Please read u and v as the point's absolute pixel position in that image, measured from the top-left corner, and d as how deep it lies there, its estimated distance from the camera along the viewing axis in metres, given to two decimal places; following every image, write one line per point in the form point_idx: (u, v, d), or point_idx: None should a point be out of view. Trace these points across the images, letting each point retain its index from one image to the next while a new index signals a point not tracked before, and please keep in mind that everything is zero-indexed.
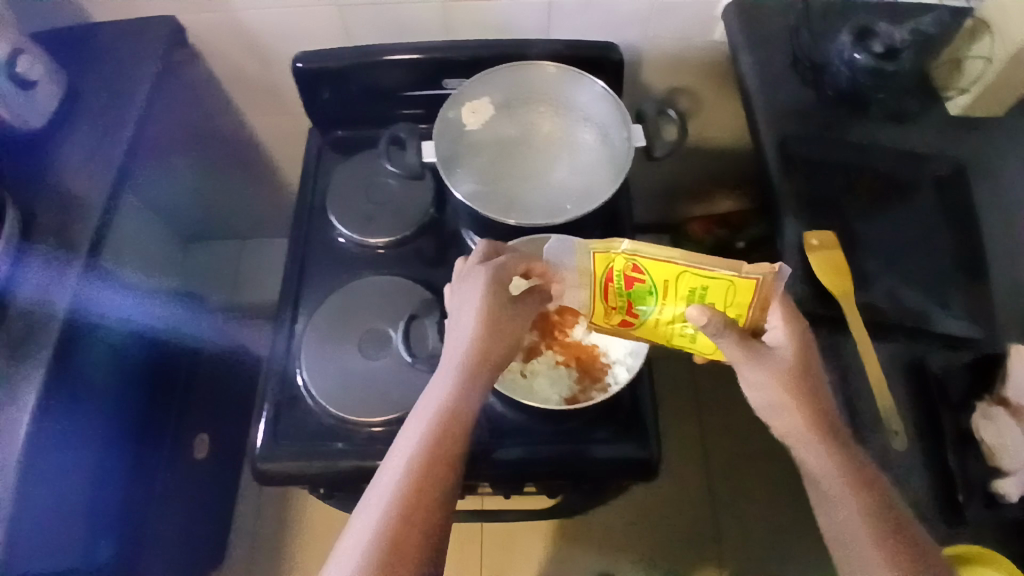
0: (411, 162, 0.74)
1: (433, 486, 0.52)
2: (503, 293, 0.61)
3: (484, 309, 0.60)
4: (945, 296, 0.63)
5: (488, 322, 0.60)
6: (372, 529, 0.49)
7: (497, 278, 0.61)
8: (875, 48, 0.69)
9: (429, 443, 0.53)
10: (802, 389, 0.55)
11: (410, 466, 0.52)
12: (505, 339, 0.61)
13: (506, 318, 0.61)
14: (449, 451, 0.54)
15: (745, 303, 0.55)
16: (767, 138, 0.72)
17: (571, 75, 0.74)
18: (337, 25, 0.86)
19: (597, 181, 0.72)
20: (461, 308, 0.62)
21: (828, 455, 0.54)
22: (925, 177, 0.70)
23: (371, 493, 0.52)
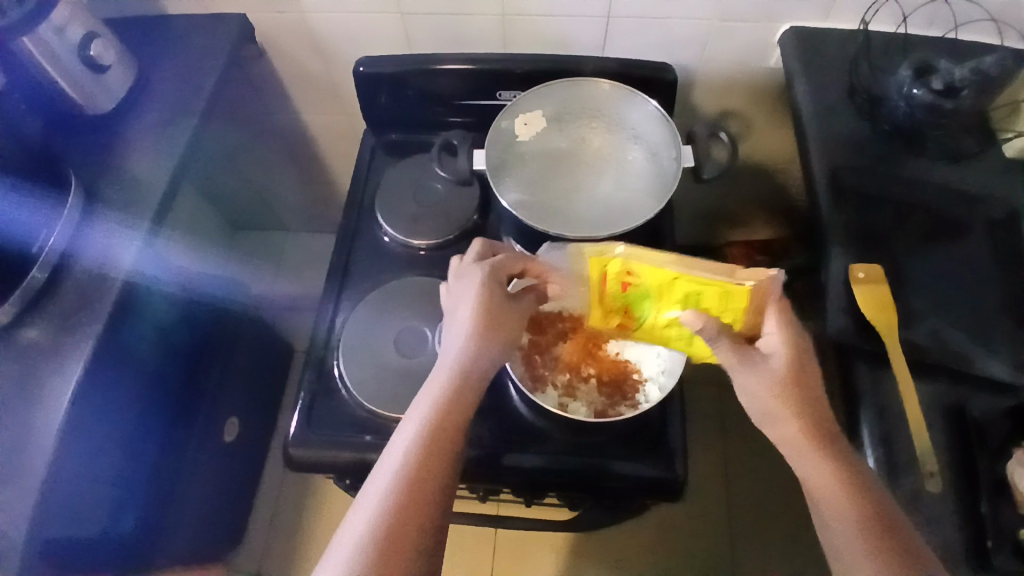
0: (461, 167, 0.77)
1: (432, 482, 0.52)
2: (499, 290, 0.61)
3: (481, 307, 0.60)
4: (990, 340, 0.62)
5: (481, 322, 0.59)
6: (376, 512, 0.50)
7: (494, 276, 0.62)
8: (935, 83, 0.68)
9: (428, 428, 0.54)
10: (794, 395, 0.55)
11: (400, 475, 0.52)
12: (501, 332, 0.61)
13: (502, 313, 0.61)
14: (448, 445, 0.54)
15: (740, 307, 0.59)
16: (817, 168, 0.72)
17: (626, 94, 0.75)
18: (399, 33, 0.89)
19: (643, 197, 0.73)
20: (458, 304, 0.62)
21: (823, 457, 0.53)
22: (976, 216, 0.68)
23: (368, 488, 0.52)
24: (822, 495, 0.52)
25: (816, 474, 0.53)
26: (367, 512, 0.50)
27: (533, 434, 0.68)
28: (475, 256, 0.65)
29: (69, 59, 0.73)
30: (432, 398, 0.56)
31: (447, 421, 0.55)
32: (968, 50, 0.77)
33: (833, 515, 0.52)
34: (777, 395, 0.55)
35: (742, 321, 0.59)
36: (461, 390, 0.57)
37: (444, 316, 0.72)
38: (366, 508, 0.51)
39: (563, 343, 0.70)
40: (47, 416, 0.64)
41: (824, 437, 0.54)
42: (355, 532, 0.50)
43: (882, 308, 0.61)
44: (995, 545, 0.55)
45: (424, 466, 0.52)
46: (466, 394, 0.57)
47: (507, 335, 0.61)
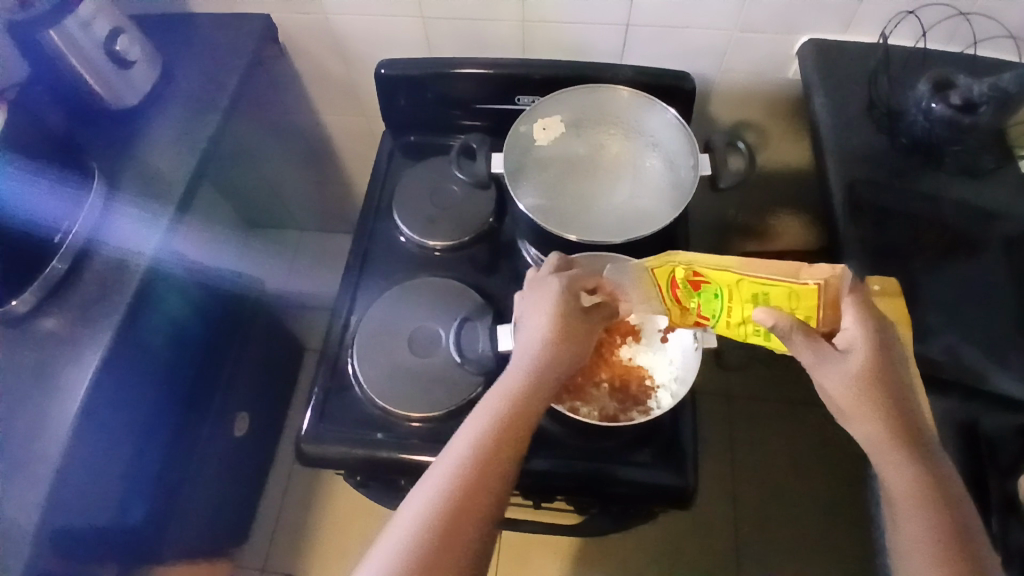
0: (479, 171, 0.77)
1: (493, 479, 0.52)
2: (575, 299, 0.61)
3: (556, 314, 0.60)
4: (1004, 357, 0.61)
5: (557, 329, 0.59)
6: (430, 503, 0.50)
7: (569, 283, 0.62)
8: (954, 99, 0.70)
9: (492, 430, 0.54)
10: (884, 400, 0.52)
11: (462, 467, 0.52)
12: (574, 344, 0.60)
13: (577, 319, 0.61)
14: (513, 445, 0.54)
15: (812, 305, 0.56)
16: (835, 181, 0.72)
17: (644, 101, 0.76)
18: (420, 36, 0.89)
19: (658, 205, 0.74)
20: (533, 311, 0.62)
21: (908, 469, 0.51)
22: (993, 233, 0.68)
23: (429, 476, 0.53)
24: (900, 498, 0.51)
25: (900, 483, 0.51)
26: (422, 501, 0.51)
27: (540, 439, 0.68)
28: (550, 266, 0.66)
29: (97, 54, 0.75)
30: (500, 400, 0.56)
31: (511, 425, 0.55)
32: (987, 66, 0.77)
33: (911, 529, 0.50)
34: (862, 402, 0.53)
35: (815, 318, 0.57)
36: (530, 394, 0.56)
37: (458, 317, 0.73)
38: (422, 497, 0.51)
39: None
40: (63, 406, 0.65)
41: (910, 443, 0.52)
42: (410, 516, 0.50)
43: (895, 322, 0.61)
44: None
45: (484, 464, 0.52)
46: (534, 399, 0.57)
47: (579, 340, 0.60)
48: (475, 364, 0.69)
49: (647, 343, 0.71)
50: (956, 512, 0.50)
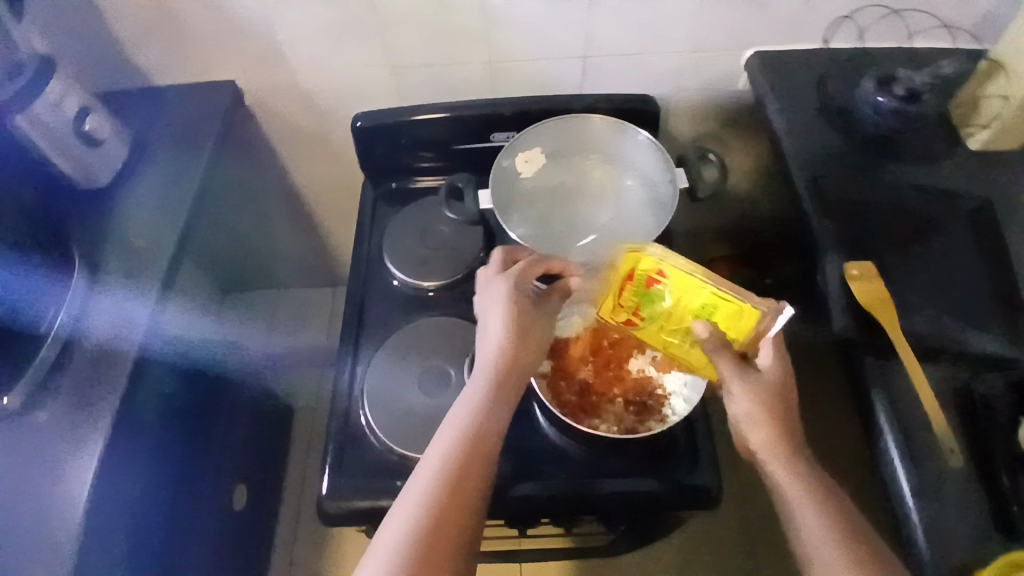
0: (469, 209, 0.79)
1: (474, 474, 0.55)
2: (525, 296, 0.65)
3: (510, 313, 0.64)
4: (985, 324, 0.65)
5: (514, 327, 0.63)
6: (413, 521, 0.52)
7: (518, 286, 0.66)
8: (898, 91, 0.75)
9: (466, 440, 0.57)
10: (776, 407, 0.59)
11: (444, 469, 0.55)
12: (532, 340, 0.64)
13: (530, 326, 0.64)
14: (487, 440, 0.58)
15: (744, 329, 0.63)
16: (801, 179, 0.76)
17: (615, 124, 0.78)
18: (389, 86, 0.92)
19: (641, 221, 0.77)
20: (485, 318, 0.66)
21: (793, 473, 0.57)
22: (955, 210, 0.73)
23: (411, 485, 0.55)
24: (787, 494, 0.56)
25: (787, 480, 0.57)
26: (408, 512, 0.53)
27: (565, 460, 0.69)
28: (497, 265, 0.69)
29: (67, 134, 0.75)
30: (467, 413, 0.59)
31: (480, 435, 0.58)
32: (923, 57, 0.83)
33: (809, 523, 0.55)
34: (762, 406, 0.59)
35: (740, 341, 0.64)
36: (495, 402, 0.60)
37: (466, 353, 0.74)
38: (400, 517, 0.53)
39: (586, 367, 0.72)
40: (68, 491, 0.63)
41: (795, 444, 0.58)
42: (397, 525, 0.52)
43: (882, 303, 0.65)
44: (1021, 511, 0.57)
45: (462, 468, 0.55)
46: (499, 403, 0.60)
47: (529, 347, 0.64)
48: None
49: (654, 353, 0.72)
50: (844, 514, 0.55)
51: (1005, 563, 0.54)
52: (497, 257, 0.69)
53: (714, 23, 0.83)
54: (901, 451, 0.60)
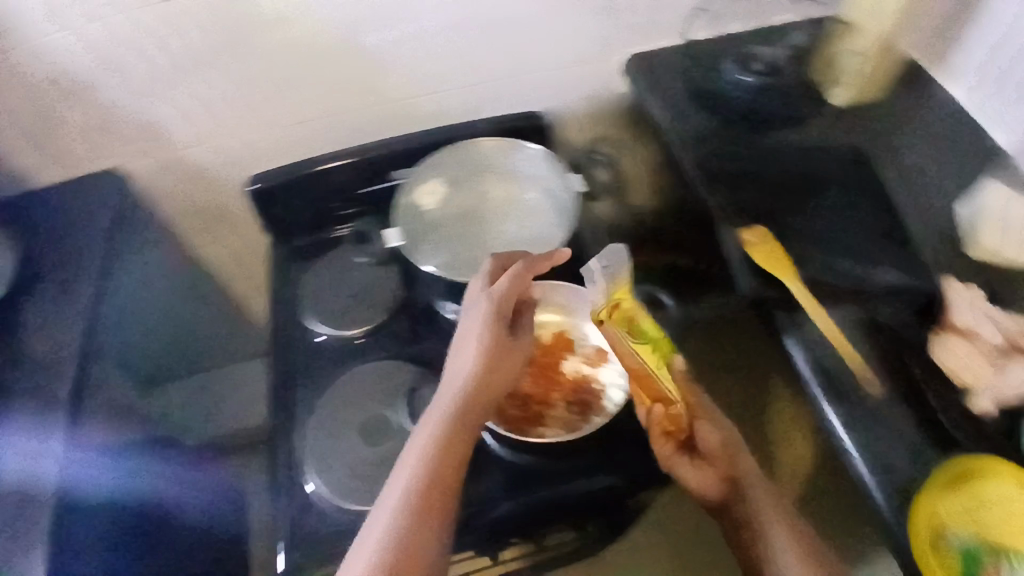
0: (377, 248, 0.82)
1: (439, 507, 0.55)
2: (504, 314, 0.65)
3: (488, 336, 0.63)
4: (876, 260, 0.70)
5: (488, 352, 0.63)
6: (376, 550, 0.51)
7: (496, 304, 0.65)
8: (759, 68, 0.83)
9: (429, 471, 0.56)
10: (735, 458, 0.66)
11: (406, 503, 0.54)
12: (507, 364, 0.64)
13: (503, 351, 0.64)
14: (451, 472, 0.57)
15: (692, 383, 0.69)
16: (689, 161, 0.80)
17: (506, 143, 0.80)
18: (279, 145, 0.91)
19: (547, 229, 0.79)
20: (462, 339, 0.65)
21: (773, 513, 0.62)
22: (830, 162, 0.78)
23: (371, 521, 0.54)
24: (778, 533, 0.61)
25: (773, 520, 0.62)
26: (369, 550, 0.52)
27: (525, 472, 0.69)
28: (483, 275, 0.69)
29: None
30: (431, 444, 0.58)
31: (443, 468, 0.57)
32: (773, 30, 0.90)
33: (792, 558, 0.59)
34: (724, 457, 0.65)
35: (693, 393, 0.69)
36: (461, 434, 0.59)
37: (403, 392, 0.73)
38: (362, 555, 0.51)
39: (524, 379, 0.74)
40: None
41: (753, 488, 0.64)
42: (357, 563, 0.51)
43: (777, 258, 0.70)
44: (945, 424, 0.61)
45: (425, 501, 0.55)
46: (466, 434, 0.60)
47: (501, 371, 0.63)
48: None
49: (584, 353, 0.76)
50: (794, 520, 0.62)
51: (949, 475, 0.58)
52: (487, 271, 0.69)
53: (579, 30, 0.87)
54: (828, 392, 0.63)
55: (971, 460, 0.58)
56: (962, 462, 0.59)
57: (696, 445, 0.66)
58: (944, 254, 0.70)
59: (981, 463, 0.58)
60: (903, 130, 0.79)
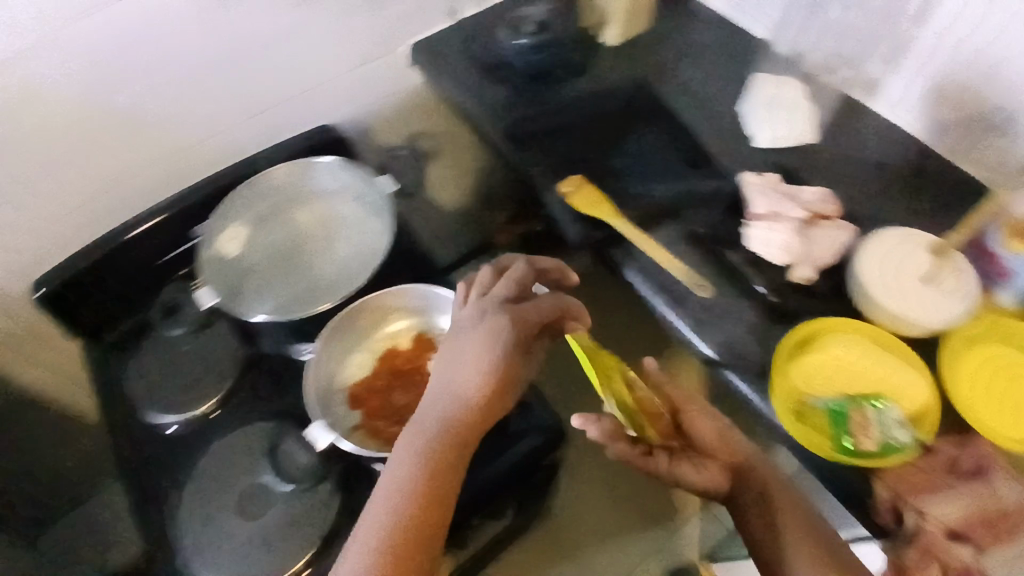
0: (192, 314, 0.75)
1: (433, 534, 0.48)
2: (525, 330, 0.59)
3: (502, 351, 0.57)
4: (680, 175, 0.75)
5: (501, 368, 0.56)
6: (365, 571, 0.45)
7: (519, 325, 0.59)
8: (529, 29, 0.82)
9: (423, 491, 0.50)
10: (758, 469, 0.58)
11: (394, 529, 0.47)
12: (511, 388, 0.57)
13: (511, 384, 0.57)
14: (448, 498, 0.51)
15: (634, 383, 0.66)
16: (495, 132, 0.80)
17: (296, 164, 0.76)
18: (60, 240, 0.80)
19: (370, 235, 0.74)
20: (468, 350, 0.57)
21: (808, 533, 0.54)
22: (620, 98, 0.81)
23: (350, 549, 0.47)
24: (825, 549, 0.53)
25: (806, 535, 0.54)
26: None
27: None
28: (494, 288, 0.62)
29: None
30: (427, 461, 0.51)
31: (441, 490, 0.50)
32: None
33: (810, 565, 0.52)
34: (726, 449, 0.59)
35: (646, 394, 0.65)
36: (463, 455, 0.53)
37: (267, 452, 0.69)
38: None
39: (395, 395, 0.66)
40: None
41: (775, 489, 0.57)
42: None
43: (598, 202, 0.73)
44: (778, 299, 0.66)
45: (422, 529, 0.48)
46: (463, 455, 0.53)
47: (506, 397, 0.57)
48: (307, 477, 0.66)
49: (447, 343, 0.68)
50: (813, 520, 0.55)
51: (791, 344, 0.63)
52: (513, 284, 0.62)
53: (350, 34, 0.84)
54: (675, 306, 0.67)
55: (805, 326, 0.63)
56: (799, 329, 0.63)
57: (692, 442, 0.61)
58: (734, 154, 0.76)
59: (812, 328, 0.63)
60: (672, 52, 0.84)
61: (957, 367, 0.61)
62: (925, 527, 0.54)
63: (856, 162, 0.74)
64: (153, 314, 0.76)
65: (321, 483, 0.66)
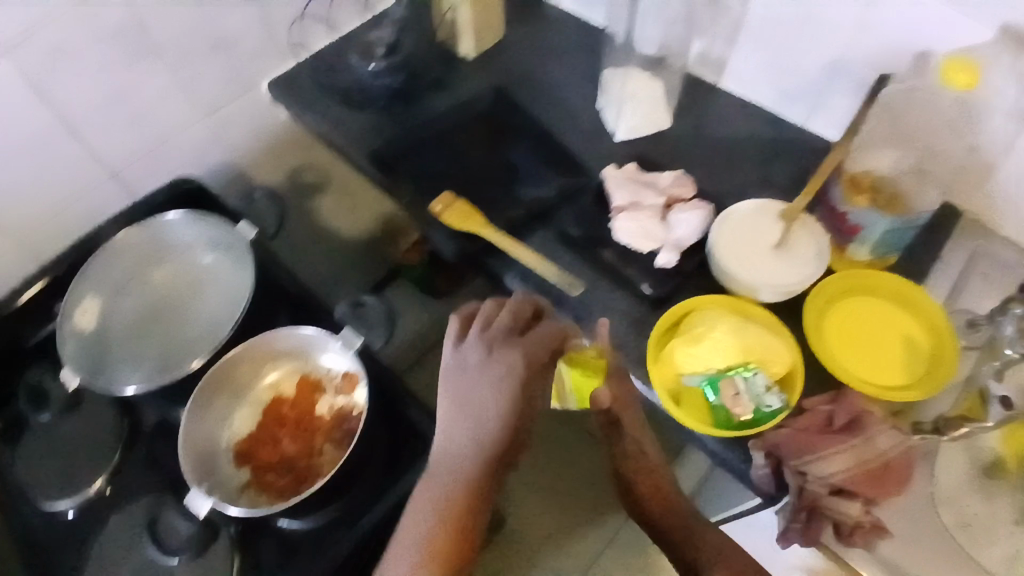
0: (60, 394, 0.72)
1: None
2: (534, 370, 0.57)
3: (515, 398, 0.55)
4: (544, 177, 0.77)
5: (515, 415, 0.55)
6: None
7: (530, 363, 0.57)
8: (380, 53, 0.82)
9: (444, 549, 0.52)
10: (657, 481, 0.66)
11: None
12: (522, 428, 0.58)
13: (524, 425, 0.57)
14: (466, 551, 0.54)
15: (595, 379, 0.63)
16: (360, 158, 0.79)
17: (146, 226, 0.73)
18: None
19: (237, 286, 0.74)
20: (480, 394, 0.56)
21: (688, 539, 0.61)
22: (480, 109, 0.83)
23: None
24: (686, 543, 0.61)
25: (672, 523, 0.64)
26: None
27: (330, 526, 0.65)
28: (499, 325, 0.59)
29: None
30: (447, 519, 0.53)
31: (459, 547, 0.53)
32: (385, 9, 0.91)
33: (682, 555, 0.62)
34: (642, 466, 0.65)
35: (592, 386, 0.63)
36: (480, 507, 0.55)
37: (146, 521, 0.67)
38: None
39: (288, 444, 0.70)
40: None
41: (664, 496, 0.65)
42: None
43: (472, 217, 0.72)
44: (647, 285, 0.69)
45: None
46: (480, 506, 0.55)
47: (519, 439, 0.58)
48: (187, 544, 0.65)
49: (330, 385, 0.71)
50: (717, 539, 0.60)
51: (664, 327, 0.65)
52: (514, 318, 0.59)
53: (202, 81, 0.82)
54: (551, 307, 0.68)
55: (677, 308, 0.66)
56: (672, 310, 0.66)
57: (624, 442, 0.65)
58: (594, 149, 0.78)
59: (685, 307, 0.66)
60: (526, 56, 0.86)
61: (822, 326, 0.65)
62: (804, 486, 0.58)
63: (705, 142, 0.78)
64: (20, 403, 0.71)
65: (204, 552, 0.65)
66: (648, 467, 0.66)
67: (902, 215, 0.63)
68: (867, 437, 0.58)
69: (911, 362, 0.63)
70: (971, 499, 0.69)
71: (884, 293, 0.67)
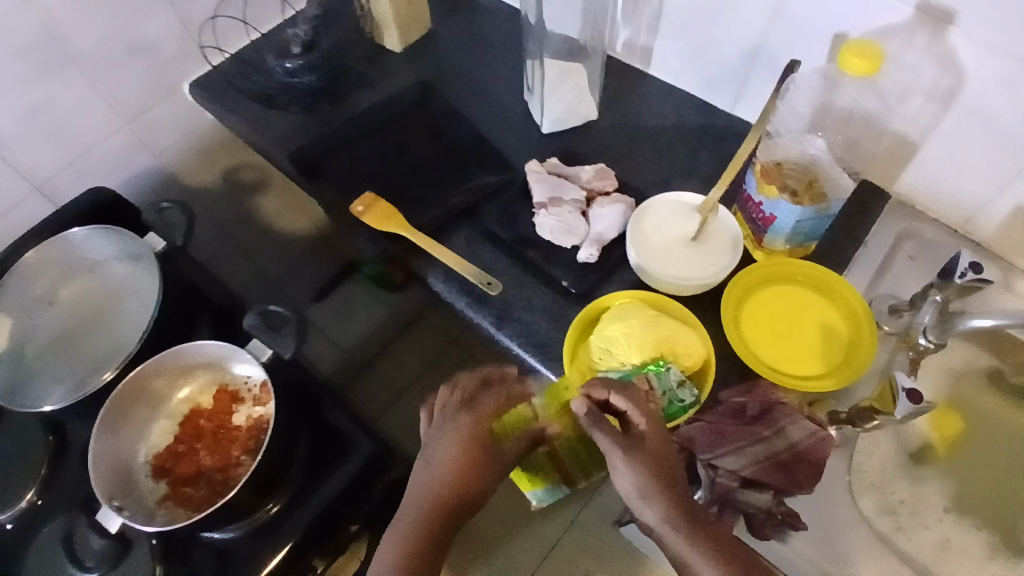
0: None
1: None
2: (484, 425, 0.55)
3: (464, 449, 0.53)
4: (469, 173, 0.76)
5: (468, 462, 0.53)
6: None
7: (479, 422, 0.55)
8: (297, 51, 0.84)
9: None
10: (666, 469, 0.50)
11: None
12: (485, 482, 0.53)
13: (485, 474, 0.53)
14: None
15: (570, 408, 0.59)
16: (283, 160, 0.79)
17: (50, 243, 0.74)
18: None
19: (146, 295, 0.75)
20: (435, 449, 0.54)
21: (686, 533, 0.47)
22: (406, 105, 0.82)
23: None
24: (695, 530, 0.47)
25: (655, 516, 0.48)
26: None
27: (251, 534, 0.68)
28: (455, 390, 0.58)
29: None
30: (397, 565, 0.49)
31: None
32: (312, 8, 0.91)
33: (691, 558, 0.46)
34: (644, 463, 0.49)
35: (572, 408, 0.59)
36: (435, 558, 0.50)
37: (66, 536, 0.69)
38: None
39: (201, 455, 0.72)
40: None
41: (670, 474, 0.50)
42: None
43: (391, 217, 0.71)
44: (568, 282, 0.68)
45: None
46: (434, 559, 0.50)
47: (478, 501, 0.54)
48: (105, 561, 0.68)
49: (245, 394, 0.74)
50: (730, 539, 0.47)
51: (581, 325, 0.64)
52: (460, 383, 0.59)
53: (125, 89, 0.82)
54: (474, 305, 0.67)
55: (597, 303, 0.65)
56: (591, 306, 0.65)
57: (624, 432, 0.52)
58: (517, 146, 0.79)
59: (599, 303, 0.65)
60: (450, 55, 0.86)
61: (739, 316, 0.64)
62: (716, 480, 0.58)
63: (630, 134, 0.78)
64: None
65: (121, 562, 0.68)
66: (653, 446, 0.51)
67: (814, 203, 0.60)
68: (778, 429, 0.58)
69: (829, 348, 0.63)
70: (895, 486, 0.69)
71: (801, 279, 0.66)
